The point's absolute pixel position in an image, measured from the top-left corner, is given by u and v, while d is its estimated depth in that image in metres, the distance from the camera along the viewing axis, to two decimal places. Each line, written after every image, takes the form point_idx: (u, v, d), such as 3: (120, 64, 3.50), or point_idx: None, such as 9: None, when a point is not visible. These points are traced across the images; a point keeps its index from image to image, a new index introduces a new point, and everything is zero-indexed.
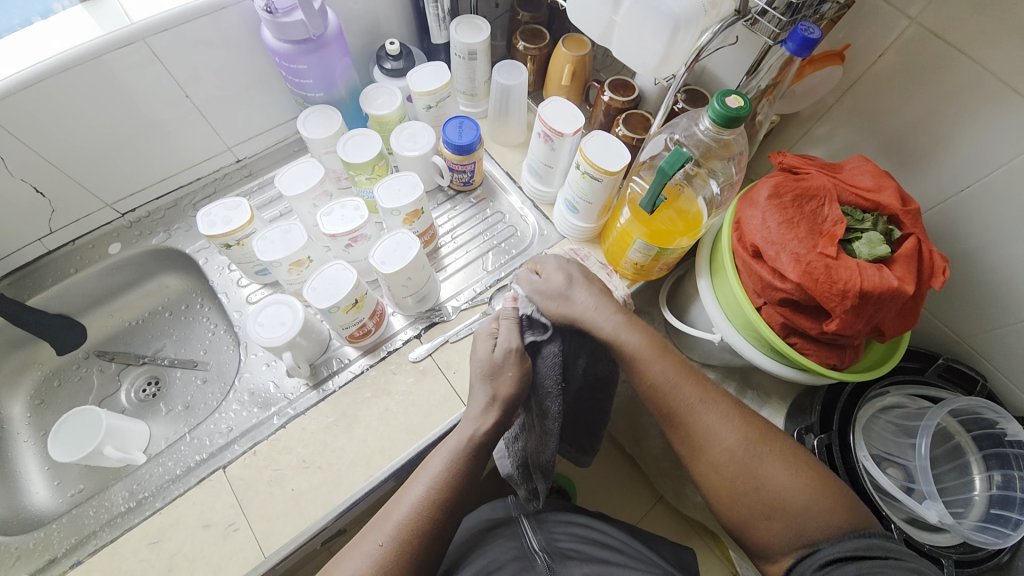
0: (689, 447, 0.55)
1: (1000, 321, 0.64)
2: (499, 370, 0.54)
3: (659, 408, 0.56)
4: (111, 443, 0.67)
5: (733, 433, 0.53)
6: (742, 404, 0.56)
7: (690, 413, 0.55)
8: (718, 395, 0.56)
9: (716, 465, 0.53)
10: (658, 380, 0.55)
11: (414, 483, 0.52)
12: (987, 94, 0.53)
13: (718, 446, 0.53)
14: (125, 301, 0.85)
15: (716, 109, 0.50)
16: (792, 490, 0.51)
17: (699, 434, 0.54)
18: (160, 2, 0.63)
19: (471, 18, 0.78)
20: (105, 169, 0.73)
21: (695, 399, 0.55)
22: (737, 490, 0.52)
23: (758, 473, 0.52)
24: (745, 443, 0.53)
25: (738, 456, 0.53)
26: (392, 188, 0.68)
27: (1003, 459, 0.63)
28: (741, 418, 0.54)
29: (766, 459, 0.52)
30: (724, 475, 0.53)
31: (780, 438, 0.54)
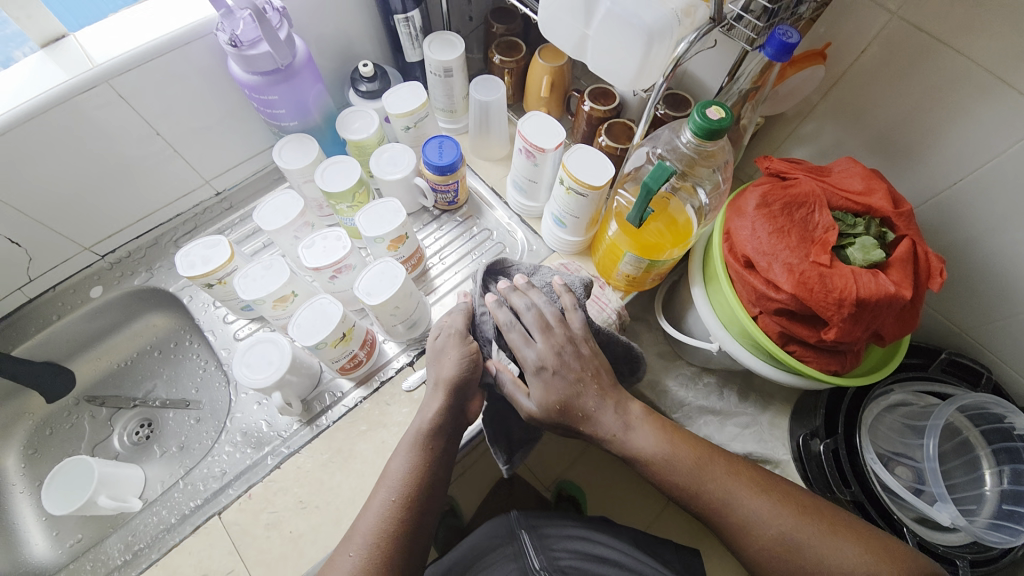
0: (734, 538, 0.52)
1: (1000, 311, 0.63)
2: (442, 353, 0.59)
3: (696, 503, 0.53)
4: (104, 492, 0.65)
5: (773, 515, 0.50)
6: (772, 480, 0.53)
7: (726, 506, 0.52)
8: (744, 476, 0.53)
9: (766, 554, 0.50)
10: (686, 477, 0.53)
11: (380, 490, 0.52)
12: (975, 85, 0.51)
13: (761, 534, 0.50)
14: (113, 342, 0.84)
15: (697, 121, 0.49)
16: (848, 562, 0.48)
17: (741, 525, 0.51)
18: (122, 40, 0.61)
19: (444, 34, 0.76)
20: (81, 214, 0.71)
21: (723, 489, 0.52)
22: (792, 571, 0.49)
23: (806, 550, 0.49)
24: (787, 521, 0.50)
25: (784, 542, 0.50)
26: (374, 216, 0.67)
27: (1013, 453, 0.62)
28: (776, 495, 0.52)
29: (810, 535, 0.49)
30: (778, 563, 0.50)
31: (818, 507, 0.52)
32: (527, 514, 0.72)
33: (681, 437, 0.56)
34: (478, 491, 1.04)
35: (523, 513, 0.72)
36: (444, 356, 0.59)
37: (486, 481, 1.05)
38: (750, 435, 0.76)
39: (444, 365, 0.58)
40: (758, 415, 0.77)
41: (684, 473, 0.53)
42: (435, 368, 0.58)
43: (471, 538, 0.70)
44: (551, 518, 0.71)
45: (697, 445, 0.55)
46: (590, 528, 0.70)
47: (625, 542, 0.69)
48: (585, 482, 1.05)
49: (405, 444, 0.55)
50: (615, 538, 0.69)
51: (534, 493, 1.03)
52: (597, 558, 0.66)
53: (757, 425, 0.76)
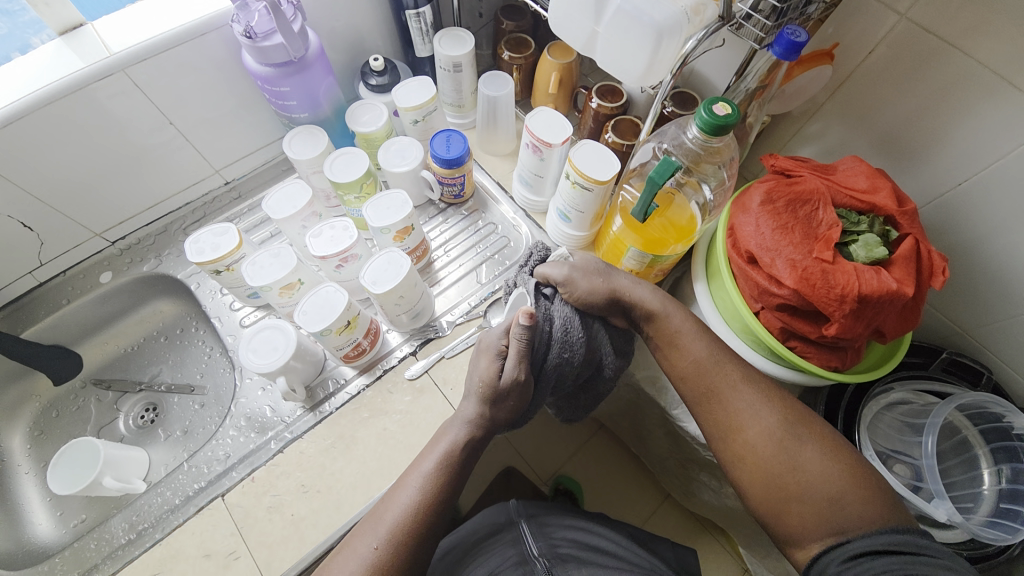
0: (724, 424, 0.54)
1: (1004, 313, 0.63)
2: (501, 399, 0.56)
3: (696, 389, 0.56)
4: (109, 473, 0.66)
5: (768, 409, 0.53)
6: (780, 388, 0.55)
7: (724, 393, 0.55)
8: (754, 380, 0.55)
9: (750, 443, 0.52)
10: (699, 358, 0.56)
11: (407, 483, 0.53)
12: (981, 87, 0.51)
13: (755, 424, 0.52)
14: (120, 328, 0.85)
15: (703, 117, 0.50)
16: (827, 476, 0.48)
17: (732, 411, 0.54)
18: (138, 30, 0.63)
19: (454, 30, 0.77)
20: (93, 201, 0.72)
21: (734, 376, 0.55)
22: (771, 467, 0.50)
23: (792, 453, 0.50)
24: (783, 421, 0.52)
25: (769, 437, 0.51)
26: (381, 206, 0.68)
27: (1011, 452, 0.62)
28: (779, 400, 0.53)
29: (802, 441, 0.50)
30: (758, 456, 0.51)
31: (821, 427, 0.52)
32: (526, 505, 0.72)
33: (708, 335, 0.58)
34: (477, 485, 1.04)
35: (522, 503, 0.72)
36: (504, 401, 0.56)
37: (486, 475, 1.05)
38: None
39: (500, 407, 0.56)
40: None
41: (702, 353, 0.56)
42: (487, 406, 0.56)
43: (470, 524, 0.71)
44: (552, 511, 0.71)
45: (707, 347, 0.57)
46: (590, 521, 0.70)
47: (624, 537, 0.69)
48: (585, 477, 1.05)
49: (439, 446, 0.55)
50: (611, 531, 0.69)
51: (533, 488, 1.03)
52: (594, 548, 0.65)
53: None
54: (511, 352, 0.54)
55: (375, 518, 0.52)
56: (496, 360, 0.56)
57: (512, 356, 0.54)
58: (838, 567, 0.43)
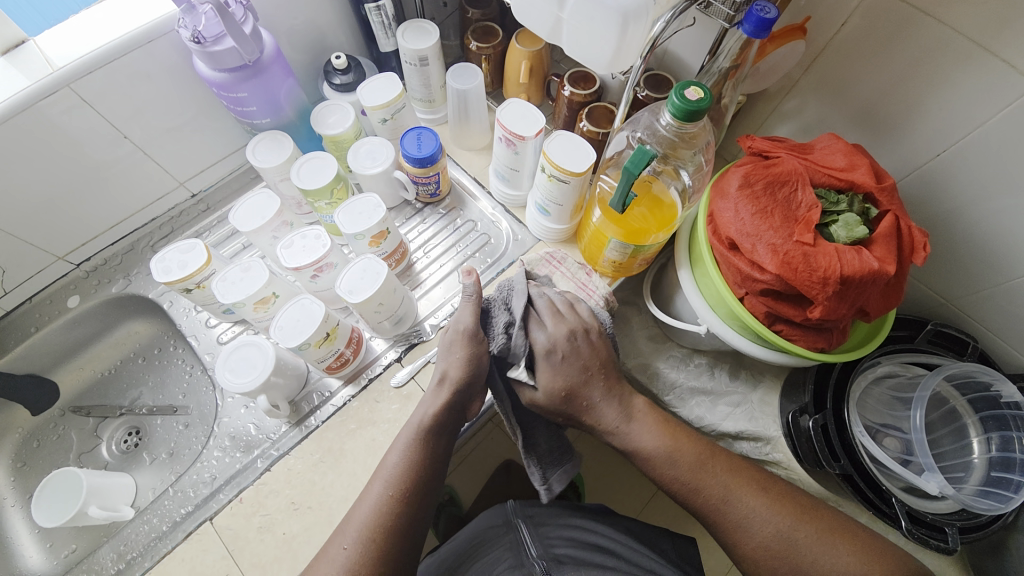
0: (727, 537, 0.54)
1: (988, 282, 0.63)
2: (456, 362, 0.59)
3: (691, 502, 0.55)
4: (94, 502, 0.64)
5: (768, 515, 0.53)
6: (772, 483, 0.55)
7: (722, 506, 0.54)
8: (743, 480, 0.55)
9: (758, 556, 0.52)
10: (682, 476, 0.55)
11: (374, 484, 0.53)
12: (957, 55, 0.50)
13: (758, 533, 0.52)
14: (95, 352, 0.82)
15: (675, 103, 0.48)
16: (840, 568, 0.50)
17: (734, 525, 0.53)
18: (81, 41, 0.59)
19: (418, 22, 0.74)
20: (53, 223, 0.69)
21: (721, 486, 0.54)
22: (786, 574, 0.51)
23: (800, 556, 0.51)
24: (779, 524, 0.52)
25: (779, 546, 0.52)
26: (353, 212, 0.66)
27: (1001, 421, 0.62)
28: (770, 500, 0.54)
29: (805, 540, 0.51)
30: (770, 563, 0.52)
31: (818, 514, 0.53)
32: (523, 505, 0.71)
33: (684, 436, 0.58)
34: (477, 481, 1.04)
35: (520, 503, 0.72)
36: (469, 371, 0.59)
37: (485, 471, 1.05)
38: (742, 414, 0.76)
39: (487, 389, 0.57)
40: (749, 394, 0.77)
41: (682, 469, 0.56)
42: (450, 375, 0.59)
43: (469, 528, 0.70)
44: (548, 508, 0.71)
45: (696, 442, 0.58)
46: (590, 518, 0.70)
47: (622, 533, 0.69)
48: (584, 465, 1.06)
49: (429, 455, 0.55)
50: (611, 528, 0.69)
51: (533, 481, 1.03)
52: (593, 545, 0.66)
53: (748, 404, 0.76)
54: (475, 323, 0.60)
55: (345, 521, 0.51)
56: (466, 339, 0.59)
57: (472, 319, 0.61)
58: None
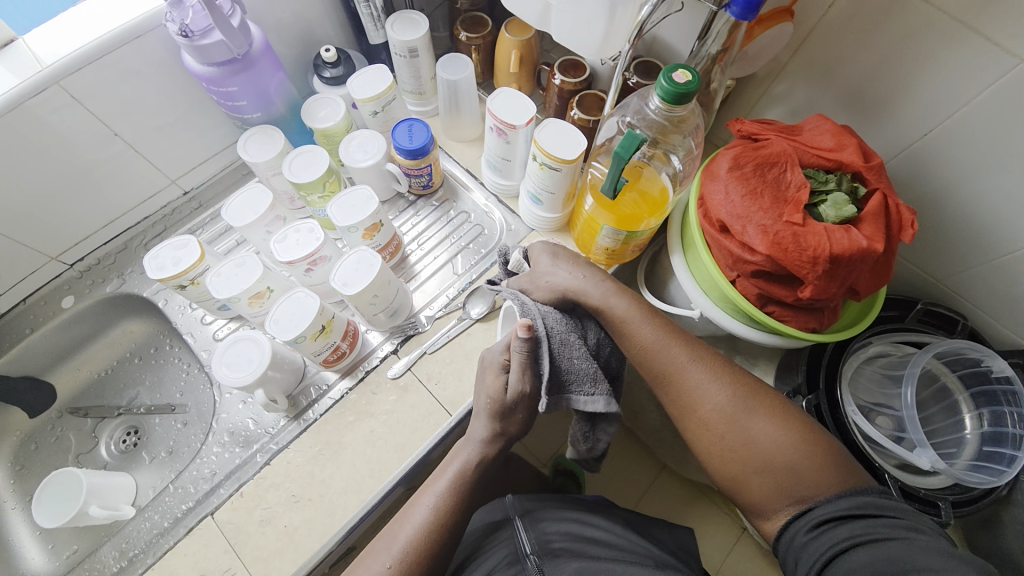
0: (681, 405, 0.55)
1: (977, 259, 0.64)
2: (510, 413, 0.55)
3: (651, 371, 0.56)
4: (95, 501, 0.64)
5: (723, 386, 0.53)
6: (734, 364, 0.56)
7: (679, 371, 0.55)
8: (707, 354, 0.56)
9: (707, 420, 0.53)
10: (648, 344, 0.56)
11: (422, 500, 0.54)
12: (942, 34, 0.51)
13: (707, 400, 0.53)
14: (91, 352, 0.82)
15: (664, 86, 0.48)
16: (783, 444, 0.50)
17: (687, 393, 0.54)
18: (68, 38, 0.59)
19: (407, 13, 0.74)
20: (44, 224, 0.69)
21: (684, 356, 0.55)
22: (727, 444, 0.51)
23: (745, 429, 0.51)
24: (733, 396, 0.53)
25: (726, 412, 0.52)
26: (346, 205, 0.66)
27: (991, 396, 0.64)
28: (730, 374, 0.54)
29: (755, 413, 0.52)
30: (715, 431, 0.52)
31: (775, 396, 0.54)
32: (522, 499, 0.73)
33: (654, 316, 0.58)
34: None
35: (519, 498, 0.74)
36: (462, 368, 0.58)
37: None
38: None
39: (510, 420, 0.55)
40: None
41: (650, 335, 0.56)
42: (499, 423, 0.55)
43: (471, 526, 0.72)
44: (547, 505, 0.72)
45: (664, 324, 0.57)
46: (584, 512, 0.70)
47: (618, 526, 0.69)
48: (583, 455, 1.06)
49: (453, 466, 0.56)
50: (605, 521, 0.69)
51: (532, 471, 1.04)
52: (587, 539, 0.65)
53: None
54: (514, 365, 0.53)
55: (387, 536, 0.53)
56: (501, 374, 0.55)
57: (516, 368, 0.53)
58: (808, 535, 0.46)
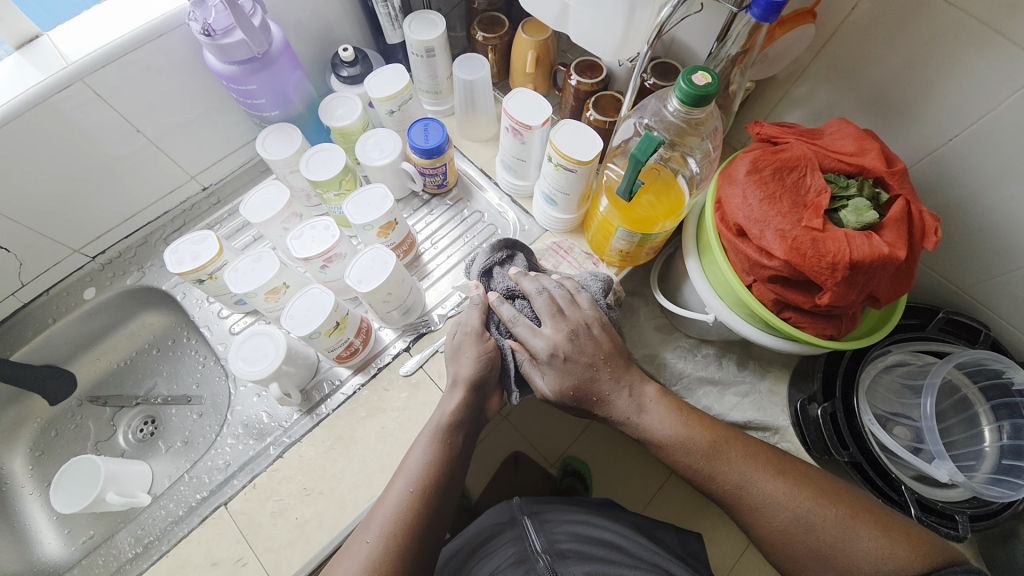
0: (747, 521, 0.52)
1: (1002, 268, 0.62)
2: (459, 353, 0.59)
3: (709, 489, 0.54)
4: (112, 488, 0.66)
5: (785, 493, 0.51)
6: (789, 463, 0.53)
7: (741, 489, 0.52)
8: (760, 460, 0.53)
9: (778, 537, 0.50)
10: (697, 462, 0.53)
11: (397, 480, 0.52)
12: (970, 37, 0.50)
13: (775, 517, 0.50)
14: (111, 343, 0.84)
15: (682, 88, 0.48)
16: (863, 549, 0.48)
17: (753, 509, 0.51)
18: (94, 36, 0.60)
19: (424, 13, 0.74)
20: (68, 217, 0.71)
21: (736, 469, 0.53)
22: (806, 560, 0.49)
23: (821, 539, 0.49)
24: (798, 505, 0.50)
25: (798, 529, 0.49)
26: (361, 203, 0.66)
27: (1012, 409, 0.62)
28: (789, 479, 0.52)
29: (825, 520, 0.49)
30: (789, 547, 0.50)
31: (839, 494, 0.51)
32: (529, 502, 0.73)
33: (697, 422, 0.56)
34: (487, 471, 1.05)
35: (526, 500, 0.73)
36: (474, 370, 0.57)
37: (495, 461, 1.06)
38: (749, 405, 0.76)
39: (461, 361, 0.58)
40: (757, 383, 0.77)
41: (697, 455, 0.54)
42: (453, 366, 0.59)
43: (474, 526, 0.72)
44: (555, 506, 0.72)
45: (710, 426, 0.56)
46: (594, 514, 0.70)
47: (627, 528, 0.69)
48: (592, 456, 1.06)
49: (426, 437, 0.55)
50: (613, 522, 0.69)
51: (541, 471, 1.04)
52: (595, 540, 0.65)
53: (757, 393, 0.76)
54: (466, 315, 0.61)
55: (367, 519, 0.51)
56: (454, 324, 0.62)
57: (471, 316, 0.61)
58: None
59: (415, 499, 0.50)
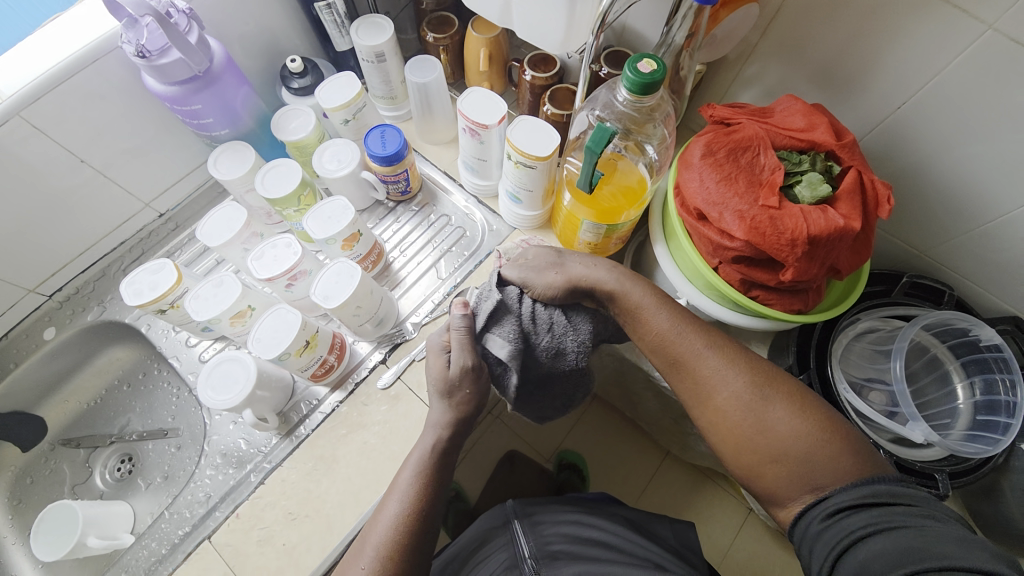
0: (696, 393, 0.54)
1: (960, 228, 0.64)
2: (455, 388, 0.56)
3: (665, 358, 0.55)
4: (92, 532, 0.64)
5: (741, 371, 0.52)
6: (751, 352, 0.54)
7: (696, 360, 0.54)
8: (723, 343, 0.54)
9: (722, 408, 0.51)
10: (660, 330, 0.55)
11: (391, 497, 0.52)
12: (908, 4, 0.50)
13: (723, 388, 0.52)
14: (78, 382, 0.81)
15: (629, 77, 0.48)
16: (800, 435, 0.48)
17: (701, 379, 0.53)
18: (25, 66, 0.57)
19: (371, 17, 0.73)
20: (19, 257, 0.68)
21: (697, 344, 0.54)
22: (742, 434, 0.50)
23: (761, 416, 0.50)
24: (749, 382, 0.51)
25: (742, 400, 0.51)
26: (322, 216, 0.65)
27: (982, 364, 0.64)
28: (746, 364, 0.53)
29: (773, 400, 0.50)
30: (730, 418, 0.51)
31: (793, 387, 0.52)
32: (523, 504, 0.73)
33: (667, 300, 0.57)
34: (481, 473, 1.05)
35: (520, 503, 0.73)
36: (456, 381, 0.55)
37: (488, 461, 1.06)
38: None
39: (458, 394, 0.56)
40: None
41: (664, 326, 0.55)
42: (446, 401, 0.56)
43: (469, 531, 0.71)
44: (547, 505, 0.72)
45: (677, 309, 0.57)
46: (583, 513, 0.70)
47: (622, 527, 0.69)
48: (584, 447, 1.07)
49: (415, 458, 0.55)
50: (607, 522, 0.70)
51: (536, 467, 1.04)
52: (589, 541, 0.65)
53: None
54: (454, 344, 0.56)
55: (361, 543, 0.50)
56: (442, 354, 0.57)
57: (455, 345, 0.56)
58: (821, 524, 0.44)
59: (402, 519, 0.50)
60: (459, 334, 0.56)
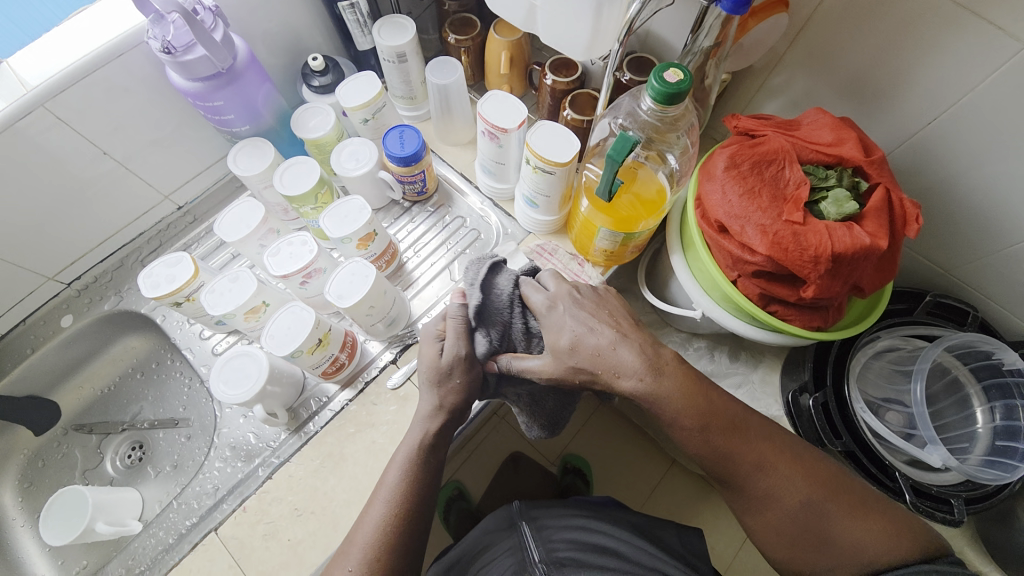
0: (751, 502, 0.52)
1: (988, 248, 0.62)
2: (447, 377, 0.54)
3: (716, 471, 0.52)
4: (102, 518, 0.65)
5: (798, 486, 0.51)
6: (802, 453, 0.52)
7: (751, 474, 0.51)
8: (776, 452, 0.52)
9: (780, 517, 0.51)
10: (709, 447, 0.51)
11: (377, 497, 0.52)
12: (944, 19, 0.49)
13: (782, 503, 0.50)
14: (93, 369, 0.82)
15: (654, 86, 0.47)
16: (860, 543, 0.49)
17: (759, 493, 0.51)
18: (54, 59, 0.58)
19: (394, 17, 0.73)
20: (40, 245, 0.69)
21: (752, 457, 0.51)
22: (800, 543, 0.51)
23: (820, 526, 0.50)
24: (807, 492, 0.50)
25: (801, 513, 0.50)
26: (338, 215, 0.65)
27: (1004, 389, 0.62)
28: (801, 469, 0.51)
29: (830, 508, 0.50)
30: (789, 527, 0.51)
31: (844, 483, 0.52)
32: (528, 506, 0.72)
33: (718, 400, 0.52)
34: (486, 475, 1.04)
35: (525, 505, 0.73)
36: (464, 382, 0.55)
37: (493, 464, 1.05)
38: (742, 396, 0.75)
39: (448, 386, 0.54)
40: (750, 374, 0.76)
41: (716, 441, 0.51)
42: (436, 392, 0.54)
43: (471, 535, 0.71)
44: (551, 509, 0.71)
45: (729, 405, 0.52)
46: (591, 518, 0.69)
47: (624, 531, 0.68)
48: (590, 454, 1.06)
49: (401, 456, 0.53)
50: (613, 526, 0.69)
51: (540, 471, 1.04)
52: (595, 547, 0.65)
53: (749, 384, 0.76)
54: (448, 332, 0.55)
55: (349, 542, 0.50)
56: (436, 343, 0.56)
57: (450, 333, 0.55)
58: None
59: (396, 519, 0.50)
60: (453, 322, 0.55)
